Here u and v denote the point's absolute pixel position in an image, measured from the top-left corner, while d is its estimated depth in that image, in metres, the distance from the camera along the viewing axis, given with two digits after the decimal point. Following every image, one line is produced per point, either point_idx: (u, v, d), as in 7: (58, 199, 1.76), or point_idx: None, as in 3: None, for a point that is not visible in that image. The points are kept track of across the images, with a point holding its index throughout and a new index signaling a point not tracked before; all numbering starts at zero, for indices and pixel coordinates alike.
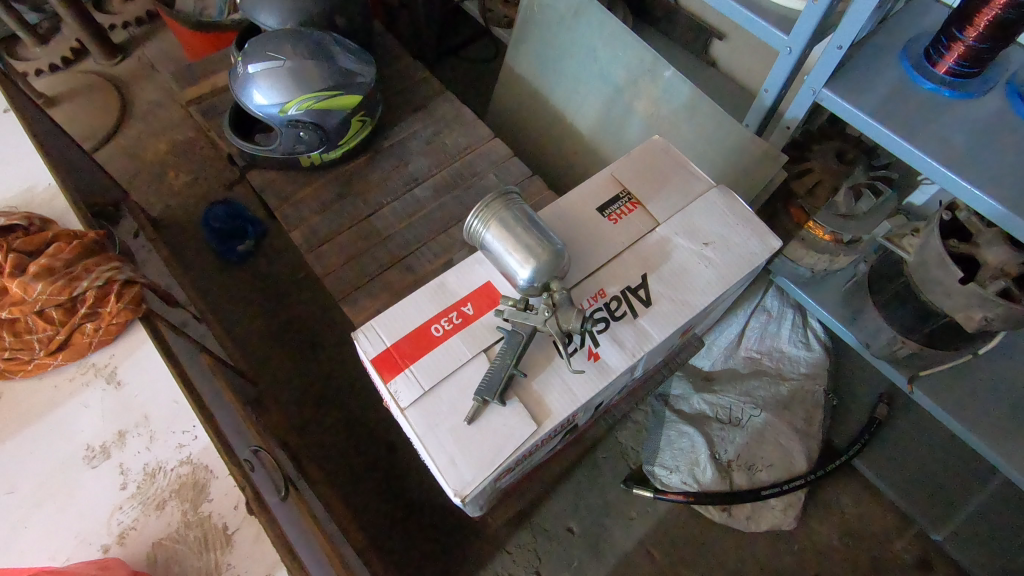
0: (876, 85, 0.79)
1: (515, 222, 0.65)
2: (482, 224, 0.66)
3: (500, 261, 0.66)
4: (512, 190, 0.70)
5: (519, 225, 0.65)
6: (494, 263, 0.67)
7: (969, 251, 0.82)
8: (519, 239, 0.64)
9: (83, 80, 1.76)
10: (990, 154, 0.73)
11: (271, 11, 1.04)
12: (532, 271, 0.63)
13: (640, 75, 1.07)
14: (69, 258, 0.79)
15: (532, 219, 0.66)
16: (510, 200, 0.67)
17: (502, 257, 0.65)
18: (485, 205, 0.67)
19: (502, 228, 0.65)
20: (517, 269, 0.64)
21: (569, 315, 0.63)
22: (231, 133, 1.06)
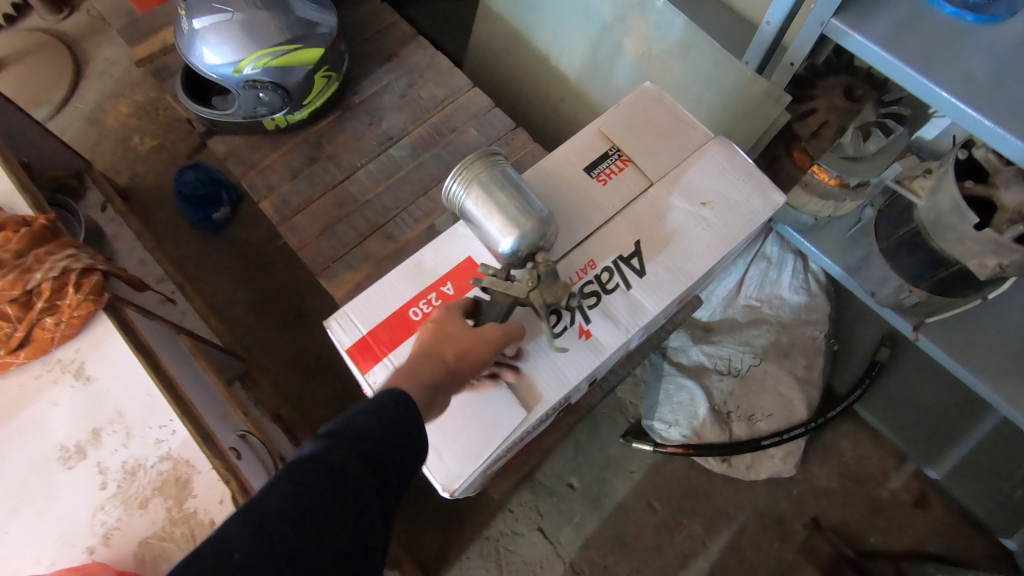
0: (890, 11, 0.71)
1: (498, 186, 0.60)
2: (462, 189, 0.60)
3: (481, 230, 0.61)
4: (496, 150, 0.64)
5: (503, 191, 0.59)
6: (475, 231, 0.62)
7: (984, 193, 0.77)
8: (502, 204, 0.59)
9: (30, 39, 1.64)
10: (1014, 87, 0.66)
11: None
12: (515, 241, 0.58)
13: (629, 10, 0.97)
14: (19, 248, 0.74)
15: (517, 184, 0.60)
16: (492, 161, 0.61)
17: (483, 224, 0.60)
18: (464, 167, 0.61)
19: (483, 194, 0.60)
20: (499, 239, 0.59)
21: (556, 287, 0.58)
22: (186, 96, 0.97)
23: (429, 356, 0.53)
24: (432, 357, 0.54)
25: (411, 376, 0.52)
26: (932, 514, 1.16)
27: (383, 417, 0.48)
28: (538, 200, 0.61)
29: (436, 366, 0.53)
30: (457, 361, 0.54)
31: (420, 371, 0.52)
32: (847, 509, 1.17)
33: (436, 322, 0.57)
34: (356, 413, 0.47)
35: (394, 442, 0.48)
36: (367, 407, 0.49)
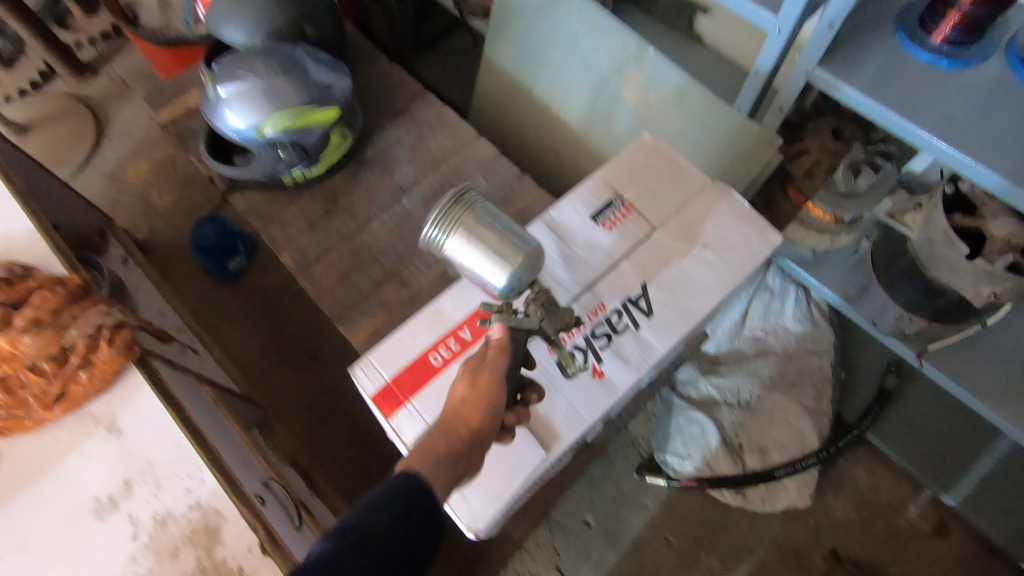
0: (870, 59, 0.76)
1: (482, 224, 0.58)
2: (442, 232, 0.58)
3: (471, 270, 0.59)
4: (468, 186, 0.61)
5: (489, 228, 0.58)
6: (463, 273, 0.60)
7: (975, 225, 0.80)
8: (492, 243, 0.57)
9: (56, 105, 1.74)
10: (990, 127, 0.71)
11: (236, 24, 0.99)
12: (511, 276, 0.57)
13: (625, 62, 1.03)
14: (55, 307, 0.77)
15: (502, 220, 0.59)
16: (469, 200, 0.59)
17: (474, 264, 0.58)
18: (442, 209, 0.59)
19: (469, 234, 0.58)
20: (495, 278, 0.58)
21: (563, 314, 0.61)
22: (209, 155, 1.02)
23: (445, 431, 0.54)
24: (445, 431, 0.54)
25: (427, 454, 0.52)
26: (952, 542, 1.16)
27: (391, 511, 0.47)
28: (524, 231, 0.60)
29: (451, 439, 0.53)
30: (472, 429, 0.54)
31: (433, 446, 0.53)
32: (866, 539, 1.16)
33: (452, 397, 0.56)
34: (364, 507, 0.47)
35: (405, 537, 0.47)
36: (374, 503, 0.48)
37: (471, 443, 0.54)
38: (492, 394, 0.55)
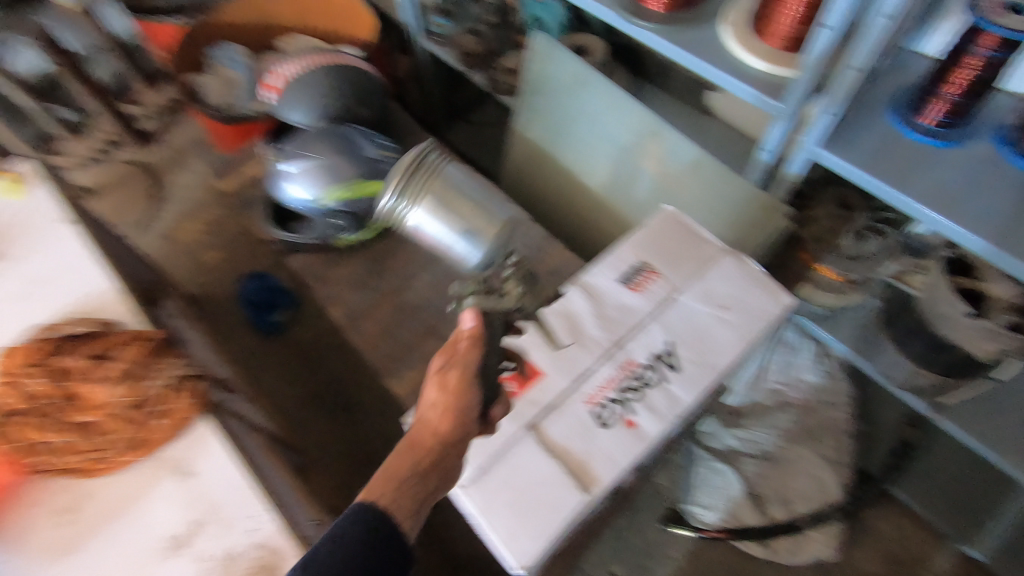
0: (866, 139, 0.85)
1: (439, 197, 1.00)
2: (408, 201, 1.01)
3: (430, 226, 1.01)
4: (426, 163, 1.03)
5: (445, 199, 1.00)
6: (421, 230, 1.02)
7: (975, 286, 0.88)
8: (448, 209, 1.00)
9: (119, 172, 1.90)
10: (978, 200, 0.79)
11: (302, 109, 1.12)
12: (470, 242, 0.99)
13: (644, 137, 1.14)
14: (139, 359, 0.85)
15: (448, 190, 1.01)
16: (425, 176, 1.02)
17: (434, 226, 1.01)
18: (407, 186, 1.01)
19: (428, 203, 1.01)
20: (460, 245, 1.00)
21: (540, 290, 0.71)
22: (270, 221, 1.14)
23: (413, 449, 0.72)
24: (414, 451, 0.72)
25: (396, 474, 0.70)
26: None
27: (356, 525, 0.65)
28: (476, 202, 1.01)
29: (415, 462, 0.70)
30: (436, 440, 0.72)
31: (400, 467, 0.70)
32: None
33: (418, 425, 0.74)
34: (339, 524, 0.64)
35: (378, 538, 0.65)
36: (352, 514, 0.66)
37: (440, 453, 0.71)
38: (460, 398, 0.73)
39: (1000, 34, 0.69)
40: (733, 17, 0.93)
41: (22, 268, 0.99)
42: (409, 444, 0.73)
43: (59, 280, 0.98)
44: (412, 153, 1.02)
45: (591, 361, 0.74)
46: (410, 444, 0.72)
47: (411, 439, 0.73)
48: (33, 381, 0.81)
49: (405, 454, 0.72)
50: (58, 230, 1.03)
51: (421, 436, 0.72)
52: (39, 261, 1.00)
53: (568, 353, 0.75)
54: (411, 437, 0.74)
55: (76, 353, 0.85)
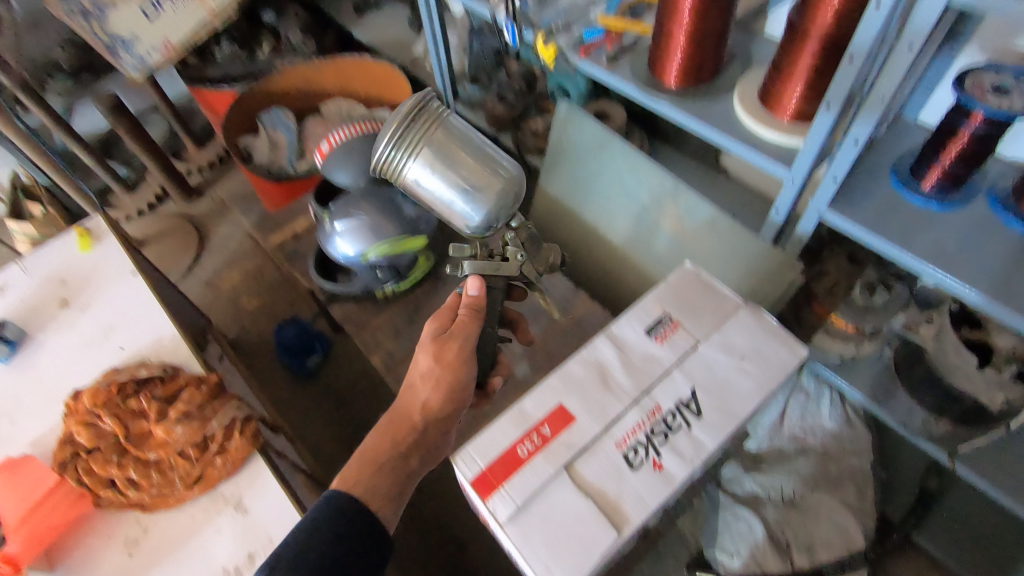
0: (871, 202, 0.93)
1: (441, 150, 0.96)
2: (405, 149, 0.95)
3: (431, 181, 0.97)
4: (428, 102, 0.98)
5: (446, 153, 0.96)
6: (425, 181, 0.97)
7: (981, 337, 0.94)
8: (451, 165, 0.96)
9: (167, 223, 2.04)
10: (978, 259, 0.85)
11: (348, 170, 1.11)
12: (472, 197, 0.96)
13: (662, 196, 1.22)
14: (200, 401, 0.94)
15: (454, 147, 0.97)
16: (427, 122, 0.96)
17: (435, 180, 0.97)
18: (404, 127, 0.95)
19: (428, 154, 0.96)
20: (460, 199, 0.98)
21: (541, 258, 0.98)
22: (316, 273, 1.24)
23: (394, 430, 0.84)
24: (395, 432, 0.84)
25: (382, 450, 0.82)
26: None
27: (337, 506, 0.76)
28: (483, 163, 0.98)
29: (397, 443, 0.83)
30: (417, 420, 0.84)
31: (383, 446, 0.82)
32: None
33: (399, 408, 0.86)
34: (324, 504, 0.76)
35: (358, 511, 0.76)
36: (326, 502, 0.77)
37: (419, 433, 0.84)
38: (447, 375, 0.85)
39: (983, 110, 0.77)
40: (743, 91, 1.03)
41: (96, 315, 1.11)
42: (391, 422, 0.85)
43: (130, 326, 1.09)
44: (414, 101, 0.97)
45: (620, 407, 0.80)
46: (392, 423, 0.85)
47: (391, 421, 0.85)
48: (103, 421, 0.91)
49: (386, 436, 0.84)
50: (132, 282, 1.16)
51: (404, 416, 0.85)
52: (111, 308, 1.12)
53: (598, 399, 0.81)
54: (392, 418, 0.85)
55: (145, 396, 0.94)
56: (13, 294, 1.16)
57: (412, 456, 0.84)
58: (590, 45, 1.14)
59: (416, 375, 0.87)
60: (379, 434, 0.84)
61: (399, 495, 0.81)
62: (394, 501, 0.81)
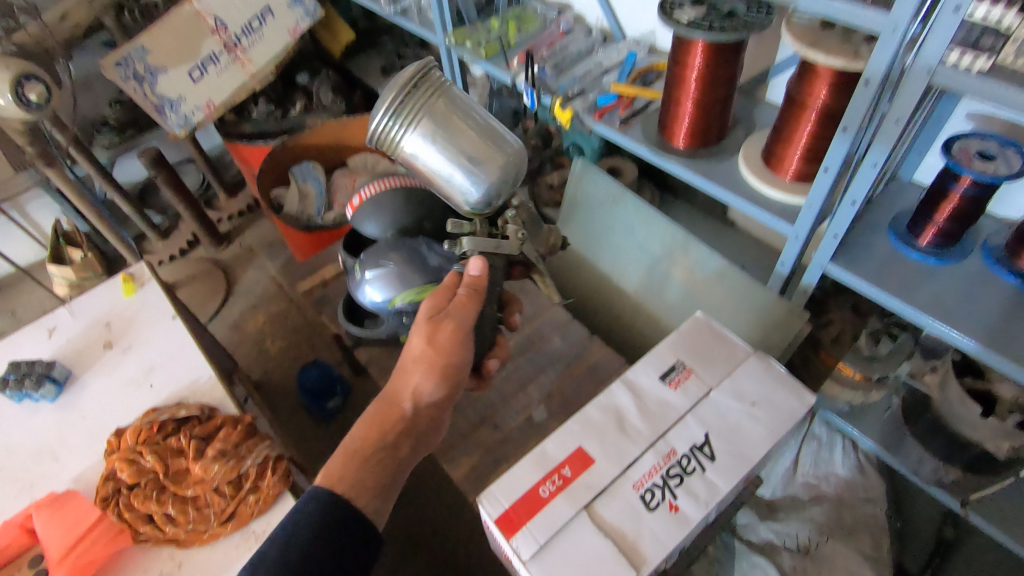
0: (872, 257, 0.98)
1: (443, 121, 0.88)
2: (402, 118, 0.86)
3: (430, 155, 0.88)
4: (429, 70, 0.89)
5: (447, 123, 0.88)
6: (422, 155, 0.89)
7: (984, 387, 0.98)
8: (452, 136, 0.88)
9: (197, 268, 2.13)
10: (974, 310, 0.90)
11: (373, 221, 1.20)
12: (475, 175, 0.89)
13: (673, 248, 1.28)
14: (237, 440, 0.99)
15: (455, 118, 0.88)
16: (427, 89, 0.88)
17: (433, 155, 0.88)
18: (401, 96, 0.86)
19: (427, 124, 0.87)
20: (462, 177, 0.90)
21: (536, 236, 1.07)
22: (346, 318, 1.30)
23: (384, 420, 0.88)
24: (385, 422, 0.87)
25: (372, 441, 0.86)
26: None
27: (321, 500, 0.78)
28: (486, 135, 0.90)
29: (386, 434, 0.86)
30: (404, 413, 0.89)
31: (373, 435, 0.86)
32: None
33: (384, 402, 0.90)
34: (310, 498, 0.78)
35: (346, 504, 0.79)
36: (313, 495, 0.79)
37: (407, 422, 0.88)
38: (440, 360, 0.89)
39: (970, 176, 0.83)
40: (747, 153, 1.11)
41: (138, 357, 1.18)
42: (379, 412, 0.89)
43: (170, 367, 1.16)
44: (414, 69, 0.88)
45: (637, 450, 0.84)
46: (382, 413, 0.89)
47: (379, 413, 0.89)
48: (144, 458, 0.97)
49: (376, 424, 0.87)
50: (171, 325, 1.23)
51: (392, 404, 0.89)
52: (152, 350, 1.19)
53: (616, 442, 0.85)
54: (380, 411, 0.89)
55: (185, 434, 0.99)
56: (61, 335, 1.24)
57: (402, 443, 0.88)
58: (604, 109, 1.24)
59: (406, 366, 0.91)
60: (369, 426, 0.88)
61: (386, 488, 0.84)
62: (381, 495, 0.83)
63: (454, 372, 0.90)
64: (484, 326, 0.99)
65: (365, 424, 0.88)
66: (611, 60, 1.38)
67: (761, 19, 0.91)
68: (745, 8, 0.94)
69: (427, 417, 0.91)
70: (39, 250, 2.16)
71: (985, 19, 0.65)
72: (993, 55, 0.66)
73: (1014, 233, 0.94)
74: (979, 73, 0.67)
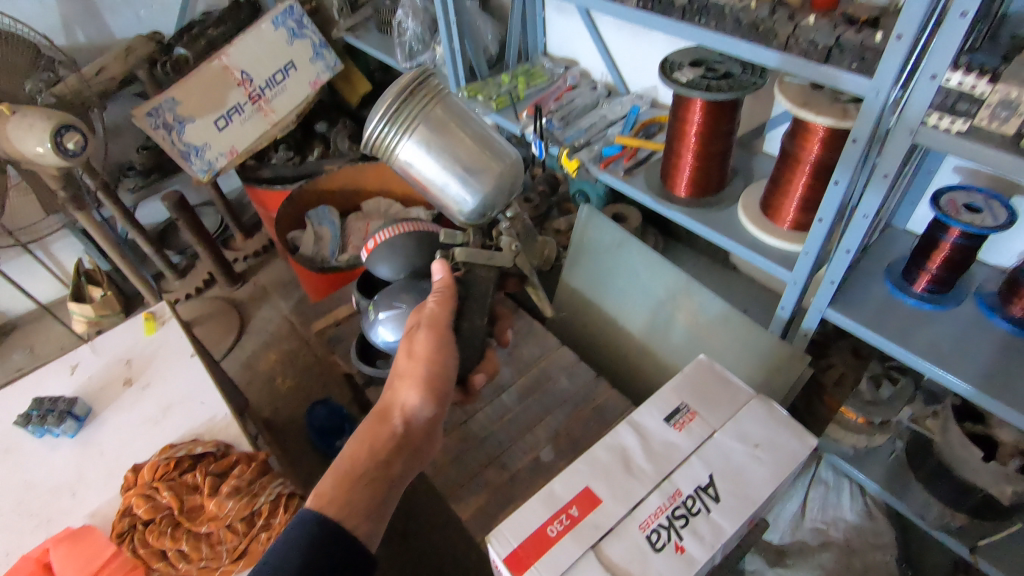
0: (869, 302, 1.02)
1: (438, 131, 0.90)
2: (397, 126, 0.88)
3: (426, 163, 0.91)
4: (426, 77, 0.90)
5: (442, 134, 0.90)
6: (418, 164, 0.91)
7: (985, 431, 1.00)
8: (447, 147, 0.90)
9: (212, 306, 2.18)
10: (970, 355, 0.92)
11: (386, 264, 1.23)
12: (471, 187, 0.92)
13: (676, 292, 1.32)
14: (250, 477, 1.01)
15: (451, 128, 0.90)
16: (422, 96, 0.88)
17: (428, 164, 0.91)
18: (395, 105, 0.87)
19: (422, 133, 0.89)
20: (458, 189, 0.92)
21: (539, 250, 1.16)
22: (359, 358, 1.33)
23: (375, 439, 0.86)
24: (376, 442, 0.85)
25: (362, 461, 0.83)
26: None
27: (311, 522, 0.74)
28: (481, 146, 0.93)
29: (378, 453, 0.84)
30: (394, 432, 0.87)
31: (363, 455, 0.84)
32: None
33: (373, 422, 0.88)
34: (299, 520, 0.74)
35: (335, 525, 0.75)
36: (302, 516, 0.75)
37: (398, 441, 0.86)
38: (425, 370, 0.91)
39: (959, 228, 0.87)
40: (745, 202, 1.16)
41: (157, 394, 1.21)
42: (369, 433, 0.87)
43: (187, 405, 1.19)
44: (411, 75, 0.89)
45: (643, 490, 0.86)
46: (372, 432, 0.87)
47: (369, 434, 0.87)
48: (160, 493, 0.99)
49: (366, 445, 0.85)
50: (190, 363, 1.27)
51: (382, 421, 0.88)
52: (170, 387, 1.22)
53: (623, 483, 0.87)
54: (371, 431, 0.87)
55: (201, 470, 1.02)
56: (83, 372, 1.27)
57: (394, 462, 0.85)
58: (609, 159, 1.30)
59: (396, 379, 0.92)
60: (359, 447, 0.85)
61: (380, 509, 0.80)
62: (374, 516, 0.79)
63: (440, 383, 0.92)
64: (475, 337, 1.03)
65: (355, 446, 0.86)
66: (615, 114, 1.46)
67: (754, 80, 0.98)
68: (739, 71, 1.01)
69: (419, 433, 0.89)
70: (60, 288, 2.22)
71: (959, 85, 0.70)
72: (969, 119, 0.71)
73: (1005, 282, 0.97)
74: (958, 135, 0.72)
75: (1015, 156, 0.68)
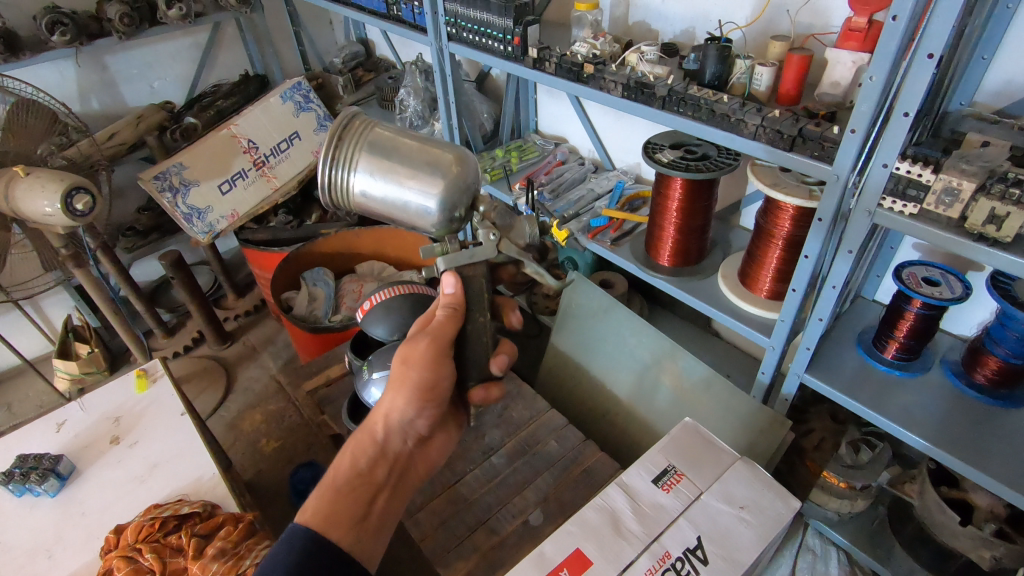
0: (844, 367, 1.08)
1: (381, 147, 0.68)
2: (339, 166, 0.69)
3: (380, 193, 0.69)
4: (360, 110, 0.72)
5: (386, 147, 0.68)
6: (376, 197, 0.69)
7: (961, 496, 1.05)
8: (395, 163, 0.68)
9: (199, 364, 2.17)
10: (941, 420, 0.98)
11: (379, 323, 1.21)
12: (437, 194, 0.67)
13: (662, 357, 1.37)
14: (237, 539, 1.00)
15: (397, 140, 0.69)
16: (357, 125, 0.70)
17: (384, 189, 0.68)
18: (331, 145, 0.69)
19: (365, 158, 0.68)
20: (425, 202, 0.68)
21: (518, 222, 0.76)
22: (349, 418, 1.34)
23: (360, 449, 0.82)
24: (362, 450, 0.81)
25: (347, 470, 0.80)
26: None
27: (291, 540, 0.71)
28: (438, 146, 0.69)
29: (362, 462, 0.80)
30: (378, 439, 0.83)
31: (348, 464, 0.80)
32: None
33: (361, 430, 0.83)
34: (283, 536, 0.71)
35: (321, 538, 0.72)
36: (290, 531, 0.72)
37: (382, 450, 0.82)
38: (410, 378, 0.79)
39: (921, 299, 0.93)
40: (725, 271, 1.24)
41: (144, 453, 1.20)
42: (355, 441, 0.82)
43: (174, 464, 1.18)
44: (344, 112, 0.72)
45: (633, 553, 0.87)
46: (359, 440, 0.83)
47: (356, 441, 0.82)
48: (143, 556, 0.97)
49: (350, 456, 0.81)
50: (179, 421, 1.27)
51: (368, 430, 0.83)
52: (158, 447, 1.21)
53: (613, 545, 0.88)
54: (358, 438, 0.83)
55: (187, 531, 1.00)
56: (68, 429, 1.26)
57: (380, 468, 0.82)
58: (596, 230, 1.39)
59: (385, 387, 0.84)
60: (346, 458, 0.81)
61: (364, 520, 0.76)
62: (361, 527, 0.76)
63: (431, 392, 0.81)
64: (482, 335, 0.82)
65: (342, 454, 0.82)
66: (602, 187, 1.56)
67: (729, 162, 1.08)
68: (715, 154, 1.11)
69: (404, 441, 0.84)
70: (43, 344, 2.20)
71: (907, 173, 0.79)
72: (918, 203, 0.80)
73: (967, 351, 1.04)
74: (910, 217, 0.80)
75: (959, 236, 0.77)
